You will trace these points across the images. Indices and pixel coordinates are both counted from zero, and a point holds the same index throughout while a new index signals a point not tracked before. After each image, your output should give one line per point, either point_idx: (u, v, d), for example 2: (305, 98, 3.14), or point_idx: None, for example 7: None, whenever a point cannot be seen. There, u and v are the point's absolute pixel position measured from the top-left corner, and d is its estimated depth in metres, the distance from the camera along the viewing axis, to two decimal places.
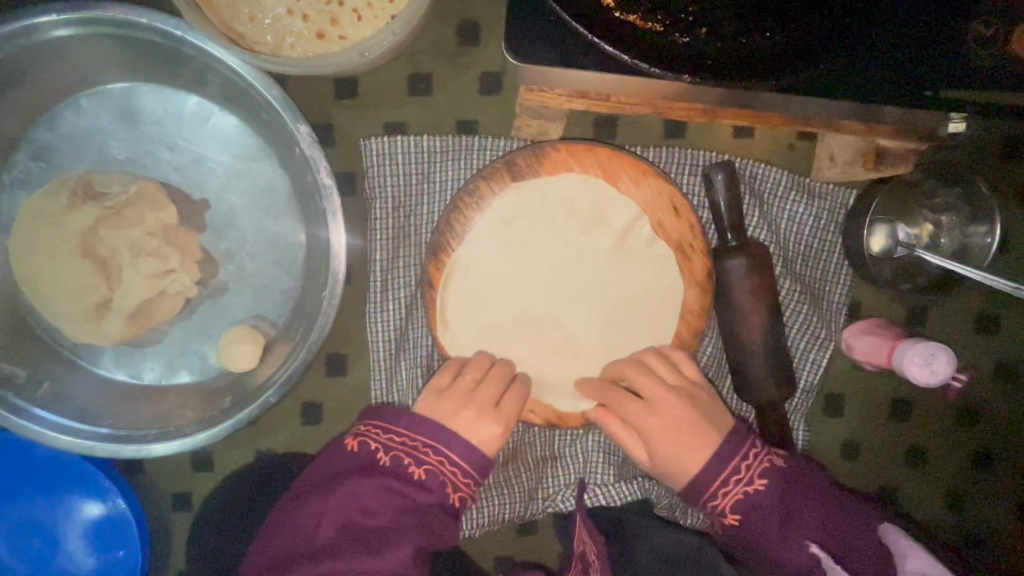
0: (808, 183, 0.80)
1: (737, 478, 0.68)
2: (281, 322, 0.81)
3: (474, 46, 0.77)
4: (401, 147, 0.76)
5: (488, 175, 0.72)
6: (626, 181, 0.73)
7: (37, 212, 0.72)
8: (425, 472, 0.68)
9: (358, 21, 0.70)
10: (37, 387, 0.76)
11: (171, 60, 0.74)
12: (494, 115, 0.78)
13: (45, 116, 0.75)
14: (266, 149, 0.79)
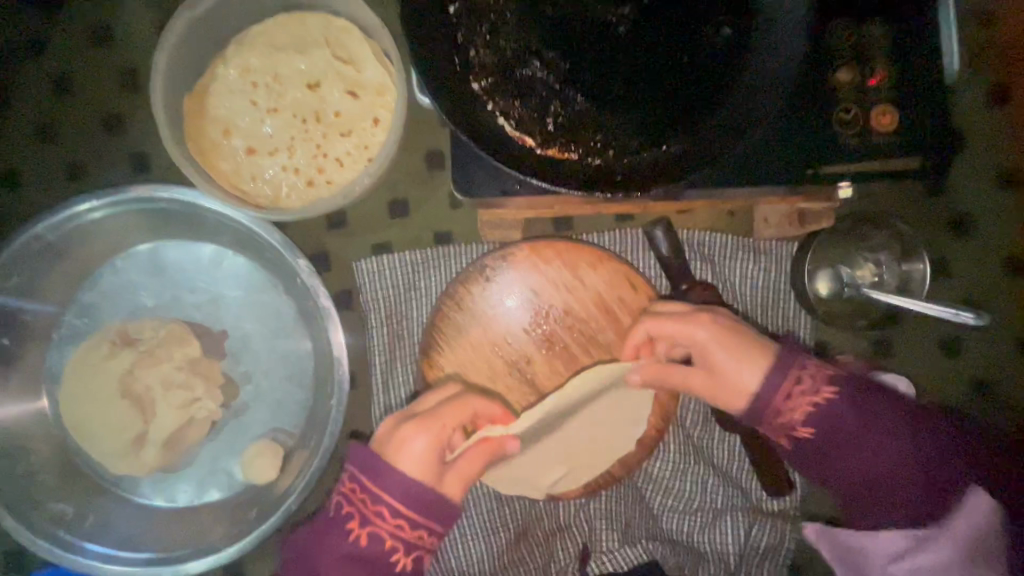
0: (751, 242, 0.88)
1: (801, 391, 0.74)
2: (297, 431, 0.89)
3: (440, 171, 0.91)
4: (388, 263, 0.87)
5: (463, 278, 0.82)
6: (593, 272, 0.82)
7: (85, 363, 0.84)
8: (366, 534, 0.65)
9: (340, 167, 0.84)
10: (84, 520, 0.84)
11: (188, 220, 0.88)
12: (465, 224, 0.90)
13: (87, 279, 0.88)
14: (273, 282, 0.91)
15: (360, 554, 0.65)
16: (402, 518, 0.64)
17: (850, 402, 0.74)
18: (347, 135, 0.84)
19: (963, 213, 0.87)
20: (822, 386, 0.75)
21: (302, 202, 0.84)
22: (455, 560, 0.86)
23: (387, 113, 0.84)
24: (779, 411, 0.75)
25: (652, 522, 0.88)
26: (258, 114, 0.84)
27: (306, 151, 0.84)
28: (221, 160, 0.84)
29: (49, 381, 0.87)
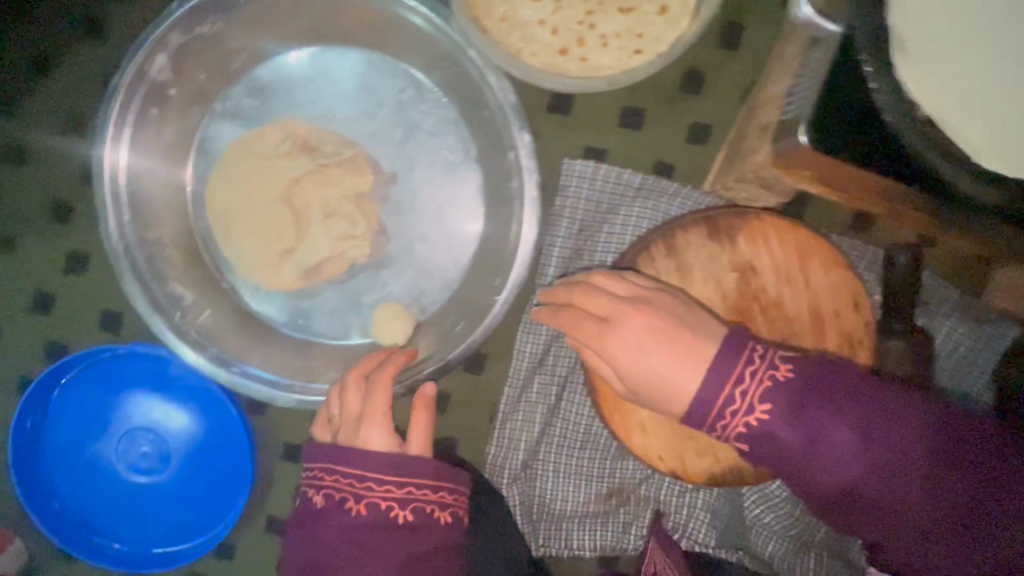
0: (981, 306, 0.80)
1: (733, 411, 0.52)
2: (435, 312, 0.81)
3: (694, 94, 0.78)
4: (604, 175, 0.78)
5: (687, 224, 0.73)
6: (832, 272, 0.73)
7: (250, 151, 0.75)
8: (364, 504, 0.61)
9: (603, 47, 0.71)
10: (200, 313, 0.77)
11: (416, 41, 0.76)
12: (693, 164, 0.80)
13: (274, 58, 0.77)
14: (468, 143, 0.79)
15: (371, 529, 0.60)
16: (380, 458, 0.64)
17: (790, 412, 0.52)
18: (626, 13, 0.71)
19: None
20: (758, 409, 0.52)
21: (546, 71, 0.72)
22: (544, 491, 0.85)
23: (682, 5, 0.71)
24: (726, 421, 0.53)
25: (743, 531, 0.86)
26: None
27: (574, 11, 0.71)
28: None
29: (201, 155, 0.77)
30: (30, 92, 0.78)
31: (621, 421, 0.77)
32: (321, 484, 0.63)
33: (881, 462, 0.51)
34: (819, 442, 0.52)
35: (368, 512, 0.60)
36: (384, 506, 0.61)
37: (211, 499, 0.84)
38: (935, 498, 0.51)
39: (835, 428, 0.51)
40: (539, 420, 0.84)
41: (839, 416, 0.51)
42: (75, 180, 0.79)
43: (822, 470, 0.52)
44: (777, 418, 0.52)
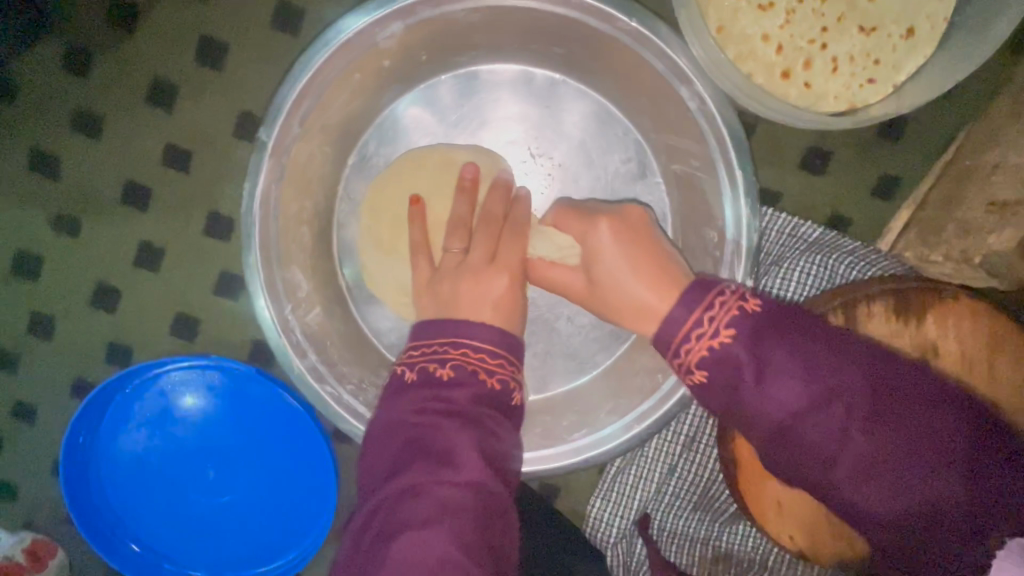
0: None
1: (700, 335, 0.47)
2: (562, 374, 0.76)
3: (891, 141, 0.68)
4: (774, 223, 0.69)
5: (871, 294, 0.64)
6: None
7: (420, 165, 0.67)
8: (493, 377, 0.49)
9: (832, 73, 0.62)
10: (310, 310, 0.66)
11: (608, 59, 0.65)
12: (873, 221, 0.70)
13: (495, 66, 0.70)
14: (650, 195, 0.72)
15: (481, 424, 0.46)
16: (505, 355, 0.51)
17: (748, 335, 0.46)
18: (866, 33, 0.61)
19: None
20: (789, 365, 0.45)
21: (765, 92, 0.62)
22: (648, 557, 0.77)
23: (932, 30, 0.61)
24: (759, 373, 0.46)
25: None
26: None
27: (803, 29, 0.62)
28: None
29: (379, 131, 0.71)
30: (110, 54, 0.66)
31: (756, 498, 0.69)
32: (436, 358, 0.50)
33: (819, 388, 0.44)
34: (791, 376, 0.45)
35: (496, 385, 0.49)
36: (508, 382, 0.50)
37: (288, 524, 0.75)
38: (877, 434, 0.43)
39: (780, 354, 0.45)
40: (656, 475, 0.77)
41: (875, 398, 0.44)
42: (157, 163, 0.68)
43: (803, 421, 0.44)
44: (742, 341, 0.46)
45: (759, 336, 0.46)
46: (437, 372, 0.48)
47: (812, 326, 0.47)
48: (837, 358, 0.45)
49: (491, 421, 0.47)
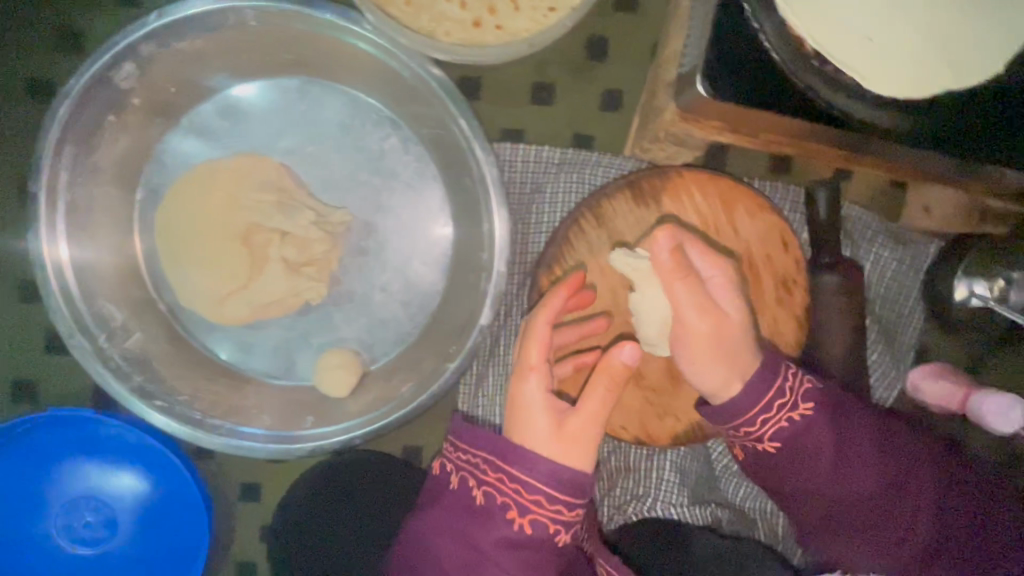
0: (895, 230, 0.85)
1: (779, 404, 0.64)
2: (388, 343, 0.80)
3: (601, 60, 0.77)
4: (523, 156, 0.76)
5: (609, 193, 0.73)
6: (755, 219, 0.74)
7: (203, 190, 0.71)
8: (528, 521, 0.61)
9: (516, 12, 0.69)
10: (128, 337, 0.72)
11: (337, 59, 0.72)
12: (612, 131, 0.79)
13: (252, 83, 0.73)
14: (422, 156, 0.77)
15: (519, 547, 0.61)
16: (500, 470, 0.62)
17: (829, 414, 0.65)
18: None
19: None
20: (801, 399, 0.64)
21: (463, 45, 0.68)
22: None
23: None
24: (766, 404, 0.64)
25: (714, 485, 0.87)
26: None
27: None
28: None
29: (158, 164, 0.73)
30: None
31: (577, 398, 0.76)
32: (481, 480, 0.63)
33: (889, 474, 0.64)
34: (848, 455, 0.64)
35: (532, 532, 0.61)
36: (551, 529, 0.61)
37: (170, 555, 0.78)
38: (944, 525, 0.62)
39: (854, 436, 0.65)
40: None
41: (843, 437, 0.65)
42: None
43: (831, 479, 0.64)
44: (820, 414, 0.65)
45: (828, 416, 0.65)
46: (477, 503, 0.62)
47: (915, 438, 0.66)
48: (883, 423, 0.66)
49: (506, 554, 0.61)
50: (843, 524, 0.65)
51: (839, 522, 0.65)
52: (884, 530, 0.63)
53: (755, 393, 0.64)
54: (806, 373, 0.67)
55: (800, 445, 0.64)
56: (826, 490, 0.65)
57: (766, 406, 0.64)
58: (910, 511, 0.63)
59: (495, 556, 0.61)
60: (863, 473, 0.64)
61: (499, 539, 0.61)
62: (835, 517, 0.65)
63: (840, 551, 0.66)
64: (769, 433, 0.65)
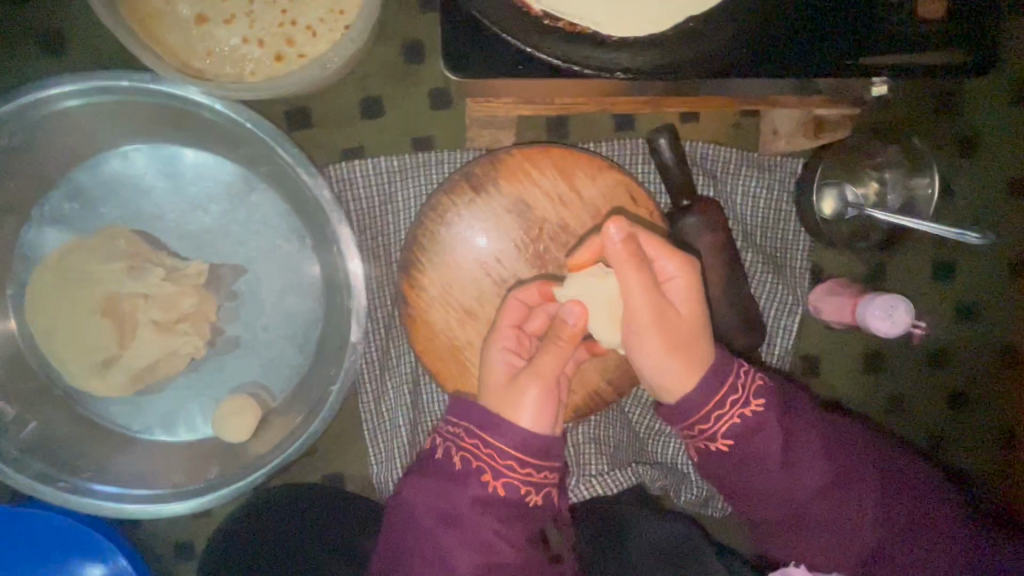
0: (756, 157, 0.83)
1: (731, 401, 0.60)
2: (283, 380, 0.82)
3: (419, 63, 0.79)
4: (361, 170, 0.77)
5: (447, 188, 0.74)
6: (598, 182, 0.75)
7: (60, 271, 0.73)
8: (501, 484, 0.59)
9: (314, 38, 0.71)
10: (23, 427, 0.73)
11: (167, 120, 0.75)
12: (448, 128, 0.80)
13: (89, 162, 0.76)
14: (272, 194, 0.79)
15: (495, 505, 0.59)
16: (479, 436, 0.60)
17: (778, 412, 0.61)
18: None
19: (970, 134, 0.83)
20: (751, 396, 0.60)
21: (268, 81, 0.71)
22: None
23: None
24: (716, 402, 0.60)
25: (640, 447, 0.84)
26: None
27: (270, 17, 0.70)
28: (166, 31, 0.69)
29: (22, 260, 0.75)
30: None
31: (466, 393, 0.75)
32: (458, 445, 0.61)
33: (837, 468, 0.61)
34: (801, 449, 0.61)
35: (507, 493, 0.59)
36: (524, 491, 0.59)
37: None
38: (895, 528, 0.60)
39: (802, 429, 0.61)
40: (404, 424, 0.82)
41: (796, 435, 0.61)
42: None
43: (784, 476, 0.61)
44: (772, 412, 0.61)
45: (782, 412, 0.61)
46: (454, 464, 0.60)
47: (860, 431, 0.65)
48: (833, 423, 0.63)
49: (489, 518, 0.59)
50: (798, 520, 0.62)
51: (790, 518, 0.62)
52: (825, 531, 0.61)
53: (707, 389, 0.60)
54: (758, 370, 0.63)
55: (750, 441, 0.60)
56: (769, 491, 0.61)
57: (715, 405, 0.60)
58: (869, 513, 0.60)
59: (469, 541, 0.59)
60: (819, 464, 0.61)
61: (486, 520, 0.59)
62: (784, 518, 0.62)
63: (791, 549, 0.64)
64: (719, 432, 0.61)
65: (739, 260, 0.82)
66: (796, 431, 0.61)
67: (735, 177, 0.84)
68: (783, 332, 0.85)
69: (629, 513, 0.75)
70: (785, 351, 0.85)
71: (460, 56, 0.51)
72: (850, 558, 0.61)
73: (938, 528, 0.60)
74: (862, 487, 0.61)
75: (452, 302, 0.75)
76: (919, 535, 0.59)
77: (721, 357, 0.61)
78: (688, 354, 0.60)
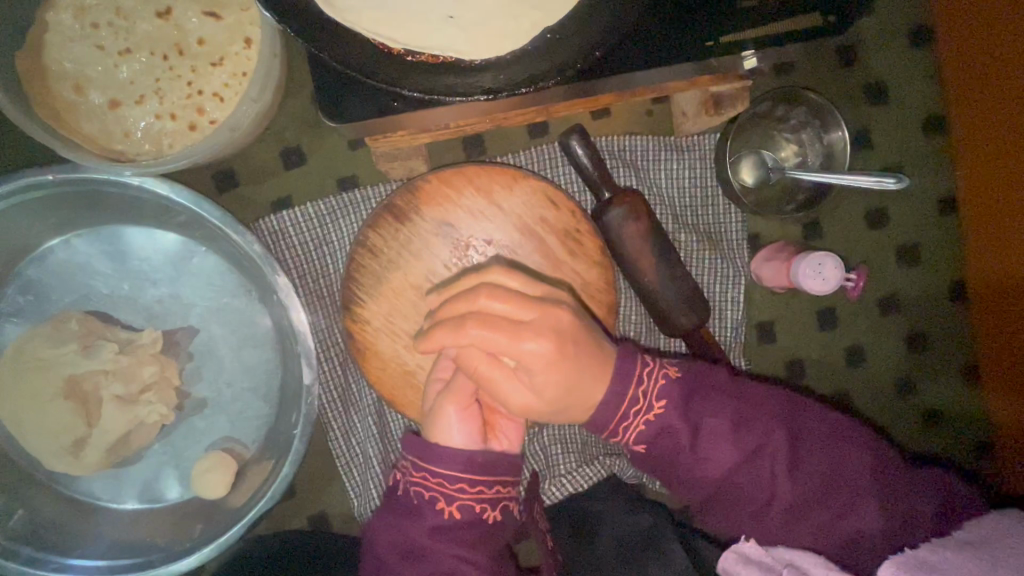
0: (673, 141, 0.84)
1: (634, 407, 0.62)
2: (255, 430, 0.84)
3: None
4: (290, 219, 0.80)
5: (373, 222, 0.76)
6: (518, 192, 0.77)
7: (20, 362, 0.76)
8: (456, 508, 0.60)
9: (222, 103, 0.74)
10: (9, 516, 0.76)
11: (101, 202, 0.79)
12: (369, 165, 0.83)
13: (36, 254, 0.80)
14: (214, 256, 0.83)
15: (453, 530, 0.60)
16: (425, 469, 0.60)
17: (682, 408, 0.63)
18: (218, 64, 0.74)
19: (877, 80, 0.86)
20: (652, 396, 0.62)
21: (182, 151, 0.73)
22: None
23: (259, 30, 0.74)
24: (623, 407, 0.62)
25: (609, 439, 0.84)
26: (110, 59, 0.73)
27: (176, 91, 0.74)
28: (82, 121, 0.73)
29: None
30: None
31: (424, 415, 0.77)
32: (409, 479, 0.61)
33: (746, 449, 0.62)
34: (709, 437, 0.62)
35: (463, 517, 0.60)
36: (479, 509, 0.60)
37: None
38: (814, 492, 0.61)
39: (709, 416, 0.63)
40: (375, 455, 0.83)
41: (703, 424, 0.63)
42: None
43: (698, 465, 0.63)
44: (672, 407, 0.62)
45: (683, 404, 0.63)
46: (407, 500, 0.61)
47: (773, 404, 0.65)
48: (742, 403, 0.64)
49: (448, 544, 0.60)
50: (723, 501, 0.64)
51: (717, 499, 0.64)
52: (750, 504, 0.63)
53: (610, 406, 0.62)
54: (660, 365, 0.64)
55: (659, 437, 0.63)
56: (690, 478, 0.64)
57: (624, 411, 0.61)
58: (786, 483, 0.61)
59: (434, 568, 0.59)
60: (728, 447, 0.62)
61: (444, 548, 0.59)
62: (712, 499, 0.65)
63: (725, 526, 0.66)
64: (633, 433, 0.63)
65: (672, 242, 0.83)
66: (702, 419, 0.63)
67: (658, 163, 0.85)
68: (731, 306, 0.86)
69: (600, 507, 0.77)
70: (736, 323, 0.86)
71: (333, 105, 0.60)
72: (779, 526, 0.62)
73: (851, 489, 0.60)
74: (774, 460, 0.62)
75: (397, 330, 0.77)
76: (839, 494, 0.61)
77: (633, 358, 0.63)
78: (572, 404, 0.61)
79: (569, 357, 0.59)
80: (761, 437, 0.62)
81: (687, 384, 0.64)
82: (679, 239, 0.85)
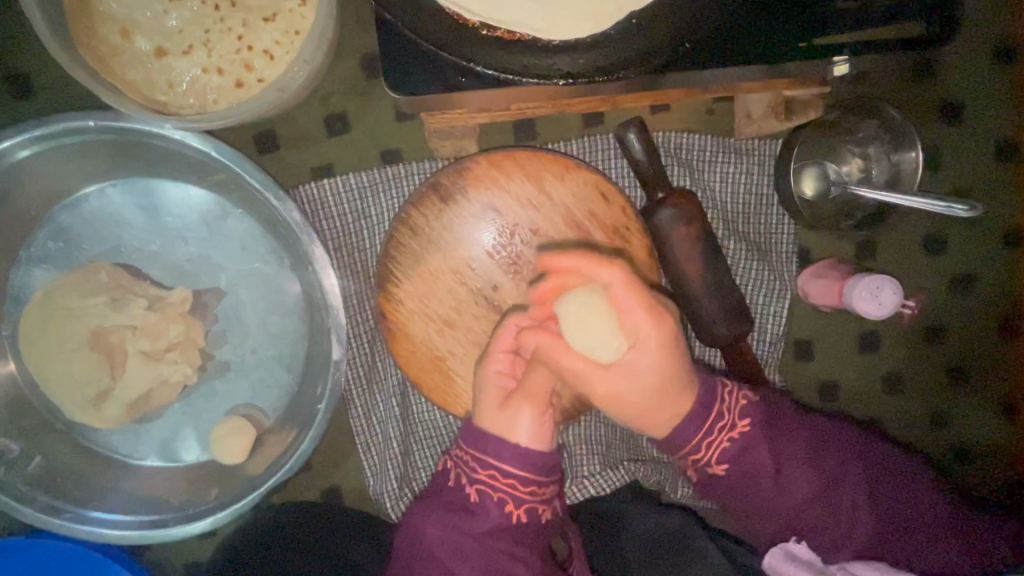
0: (733, 143, 0.81)
1: (719, 427, 0.61)
2: (275, 399, 0.83)
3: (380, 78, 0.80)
4: (330, 188, 0.77)
5: (416, 199, 0.73)
6: (568, 182, 0.74)
7: (47, 309, 0.74)
8: (523, 510, 0.60)
9: (271, 61, 0.71)
10: (28, 462, 0.76)
11: (139, 153, 0.77)
12: (414, 139, 0.80)
13: (70, 200, 0.78)
14: (248, 219, 0.81)
15: (516, 529, 0.61)
16: (495, 467, 0.59)
17: (764, 432, 0.62)
18: (271, 19, 0.70)
19: (954, 98, 0.82)
20: (738, 418, 0.62)
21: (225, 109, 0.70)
22: None
23: None
24: (707, 428, 0.61)
25: (635, 444, 0.82)
26: (160, 4, 0.70)
27: (226, 44, 0.70)
28: (126, 66, 0.70)
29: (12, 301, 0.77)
30: None
31: (451, 402, 0.75)
32: (473, 476, 0.60)
33: (825, 478, 0.62)
34: (791, 465, 0.62)
35: (527, 518, 0.61)
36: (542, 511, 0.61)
37: None
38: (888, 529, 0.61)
39: (789, 444, 0.62)
40: (395, 435, 0.82)
41: (784, 451, 0.62)
42: None
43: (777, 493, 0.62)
44: (756, 430, 0.62)
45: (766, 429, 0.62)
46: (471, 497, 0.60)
47: (845, 437, 0.65)
48: (817, 434, 0.64)
49: (512, 544, 0.60)
50: (794, 533, 0.63)
51: (789, 530, 0.63)
52: (824, 538, 0.62)
53: (696, 423, 0.61)
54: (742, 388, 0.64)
55: (740, 460, 0.61)
56: (766, 506, 0.62)
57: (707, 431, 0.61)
58: (863, 519, 0.61)
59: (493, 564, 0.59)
60: (809, 476, 0.61)
61: (505, 545, 0.60)
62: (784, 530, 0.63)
63: None
64: (712, 456, 0.62)
65: (720, 248, 0.79)
66: (784, 446, 0.62)
67: (715, 163, 0.81)
68: (772, 320, 0.83)
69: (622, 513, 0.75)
70: (776, 338, 0.83)
71: (396, 77, 0.57)
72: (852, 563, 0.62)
73: (922, 522, 0.62)
74: (851, 492, 0.62)
75: (430, 312, 0.74)
76: (910, 531, 0.61)
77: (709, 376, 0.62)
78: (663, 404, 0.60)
79: (675, 347, 0.58)
80: (839, 468, 0.62)
81: (767, 408, 0.64)
82: (727, 246, 0.81)
